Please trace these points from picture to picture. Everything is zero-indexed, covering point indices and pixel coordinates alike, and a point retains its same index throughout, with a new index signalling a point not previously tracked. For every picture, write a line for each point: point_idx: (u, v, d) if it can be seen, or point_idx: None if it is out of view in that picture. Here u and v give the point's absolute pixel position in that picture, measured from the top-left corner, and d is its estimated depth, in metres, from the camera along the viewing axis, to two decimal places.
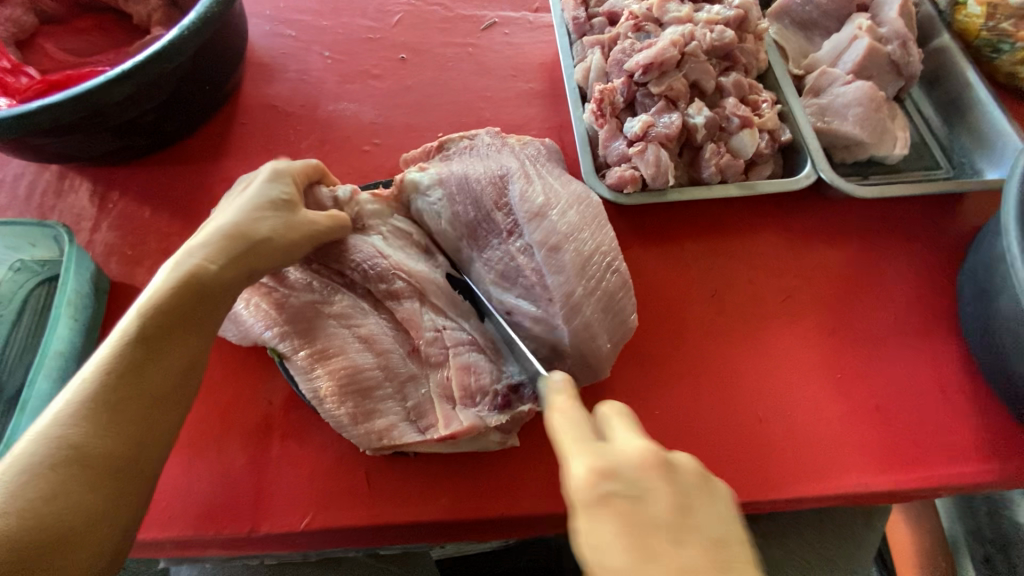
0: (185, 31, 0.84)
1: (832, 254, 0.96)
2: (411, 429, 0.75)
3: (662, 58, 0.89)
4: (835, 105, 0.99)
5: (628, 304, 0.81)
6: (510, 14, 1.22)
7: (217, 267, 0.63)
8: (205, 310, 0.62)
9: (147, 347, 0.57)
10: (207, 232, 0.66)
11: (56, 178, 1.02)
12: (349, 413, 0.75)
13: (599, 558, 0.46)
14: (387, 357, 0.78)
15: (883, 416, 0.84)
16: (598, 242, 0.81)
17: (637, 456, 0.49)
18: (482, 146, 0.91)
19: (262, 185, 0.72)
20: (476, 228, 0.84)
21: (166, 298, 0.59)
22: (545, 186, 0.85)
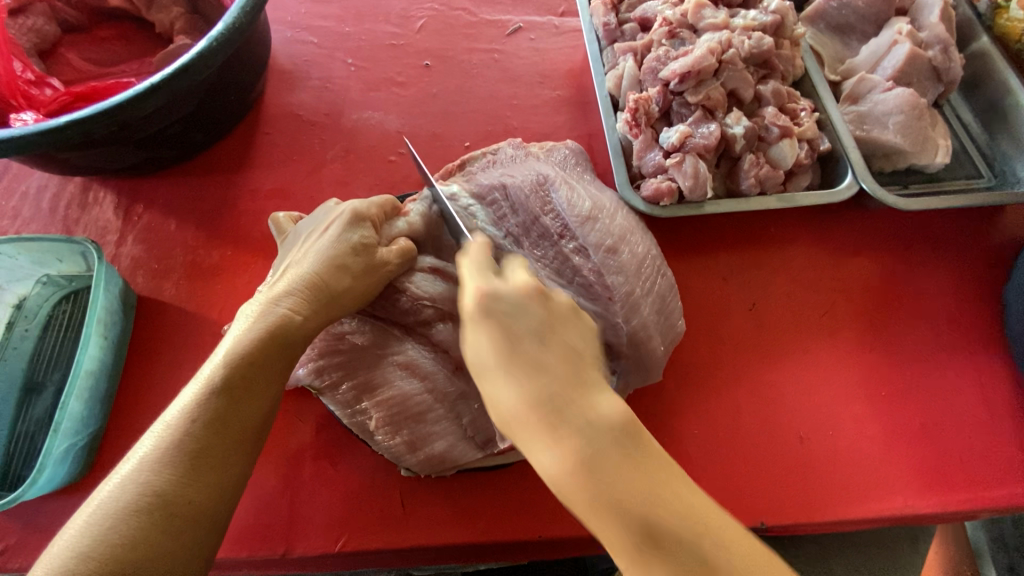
0: (213, 43, 0.82)
1: (872, 266, 0.93)
2: (470, 445, 0.74)
3: (700, 66, 0.87)
4: (875, 113, 0.96)
5: (677, 308, 0.80)
6: (535, 19, 1.19)
7: (293, 322, 0.65)
8: (282, 361, 0.64)
9: (227, 402, 0.58)
10: (286, 283, 0.68)
11: (81, 190, 1.00)
12: (404, 442, 0.73)
13: (475, 358, 0.53)
14: (432, 380, 0.76)
15: (928, 434, 0.82)
16: (647, 246, 0.81)
17: (517, 283, 0.55)
18: (506, 158, 0.90)
19: (345, 230, 0.73)
20: (528, 230, 0.82)
21: (245, 355, 0.61)
22: (589, 193, 0.84)
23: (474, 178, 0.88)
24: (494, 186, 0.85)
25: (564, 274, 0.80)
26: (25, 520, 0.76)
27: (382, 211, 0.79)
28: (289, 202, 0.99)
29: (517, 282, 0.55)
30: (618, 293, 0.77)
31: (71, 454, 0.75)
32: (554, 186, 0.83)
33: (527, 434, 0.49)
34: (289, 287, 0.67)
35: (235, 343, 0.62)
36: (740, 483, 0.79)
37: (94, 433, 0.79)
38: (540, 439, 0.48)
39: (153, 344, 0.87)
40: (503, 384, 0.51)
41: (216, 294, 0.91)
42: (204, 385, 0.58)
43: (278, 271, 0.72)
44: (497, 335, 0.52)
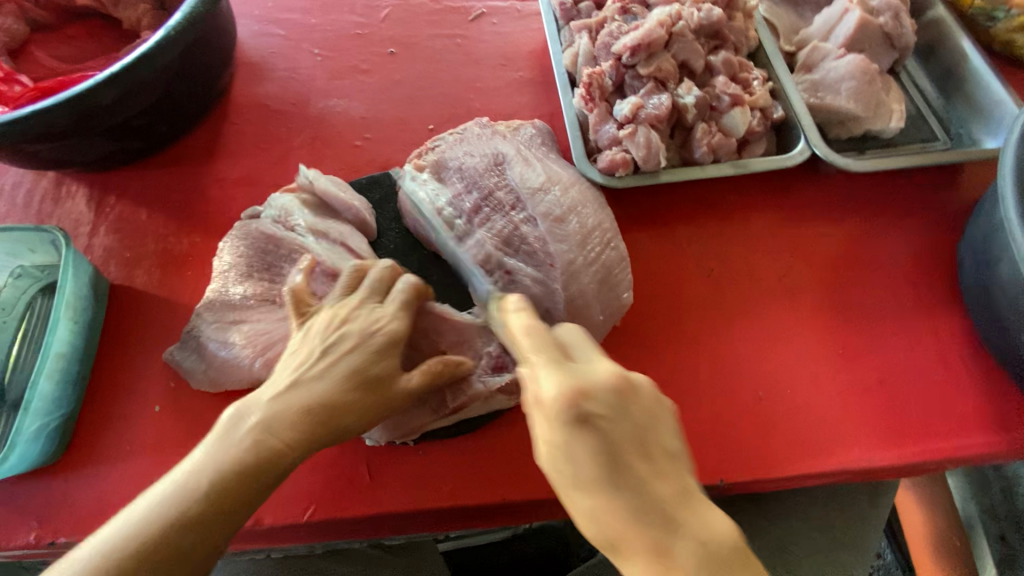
0: (171, 32, 0.85)
1: (830, 230, 0.95)
2: (424, 409, 0.76)
3: (649, 39, 0.88)
4: (828, 80, 0.98)
5: (623, 280, 0.81)
6: (497, 4, 1.21)
7: (302, 429, 0.61)
8: (265, 480, 0.59)
9: (215, 497, 0.56)
10: (321, 387, 0.62)
11: (54, 185, 1.03)
12: None
13: (552, 456, 0.54)
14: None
15: (885, 389, 0.84)
16: (598, 219, 0.83)
17: (605, 381, 0.55)
18: (474, 135, 0.92)
19: (398, 319, 0.67)
20: (481, 203, 0.83)
21: (257, 459, 0.59)
22: (545, 168, 0.86)
23: (442, 153, 0.90)
24: (451, 164, 0.89)
25: (509, 245, 0.81)
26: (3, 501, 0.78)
27: (355, 281, 0.72)
28: (257, 190, 1.01)
29: (606, 376, 0.55)
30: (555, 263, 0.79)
31: (45, 434, 0.78)
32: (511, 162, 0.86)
33: (578, 505, 0.54)
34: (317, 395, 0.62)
35: (230, 447, 0.59)
36: (700, 443, 0.80)
37: (70, 415, 0.81)
38: (597, 507, 0.53)
39: (125, 330, 0.89)
40: (587, 486, 0.54)
41: (187, 280, 0.93)
42: (201, 472, 0.57)
43: (292, 357, 0.65)
44: (586, 453, 0.52)
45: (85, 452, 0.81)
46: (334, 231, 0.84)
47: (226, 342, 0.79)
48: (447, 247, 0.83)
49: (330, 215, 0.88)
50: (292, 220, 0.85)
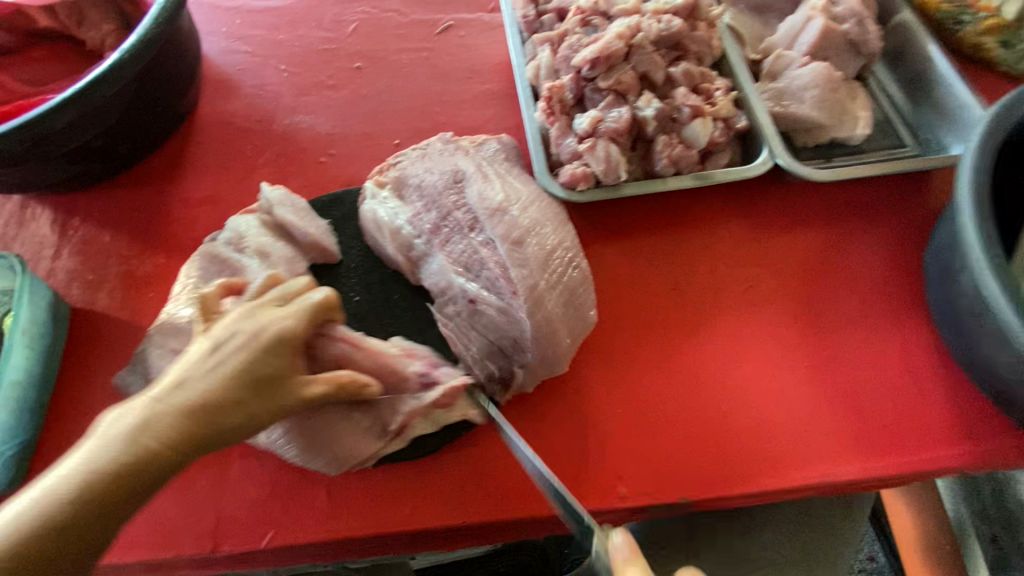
0: (125, 55, 0.84)
1: (796, 240, 0.94)
2: (369, 436, 0.75)
3: (608, 52, 0.88)
4: (793, 88, 0.97)
5: (588, 299, 0.82)
6: (465, 16, 1.21)
7: (178, 426, 0.58)
8: (148, 479, 0.57)
9: (95, 489, 0.55)
10: (200, 388, 0.60)
11: (18, 208, 1.02)
12: (302, 444, 0.74)
13: None
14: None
15: (851, 402, 0.83)
16: (559, 239, 0.82)
17: None
18: (435, 151, 0.91)
19: (295, 319, 0.65)
20: (440, 225, 0.84)
21: (134, 457, 0.56)
22: (505, 185, 0.85)
23: (403, 170, 0.90)
24: (410, 174, 0.89)
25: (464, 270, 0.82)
26: None
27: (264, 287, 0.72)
28: (221, 208, 1.01)
29: None
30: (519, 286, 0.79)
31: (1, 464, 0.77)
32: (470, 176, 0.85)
33: None
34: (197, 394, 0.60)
35: (105, 442, 0.56)
36: (664, 460, 0.79)
37: (28, 443, 0.81)
38: None
39: (86, 354, 0.89)
40: None
41: (150, 301, 0.93)
42: (83, 466, 0.55)
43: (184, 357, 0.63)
44: None
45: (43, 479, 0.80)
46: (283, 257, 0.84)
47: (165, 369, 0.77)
48: (413, 271, 0.85)
49: (284, 238, 0.87)
50: (244, 242, 0.85)
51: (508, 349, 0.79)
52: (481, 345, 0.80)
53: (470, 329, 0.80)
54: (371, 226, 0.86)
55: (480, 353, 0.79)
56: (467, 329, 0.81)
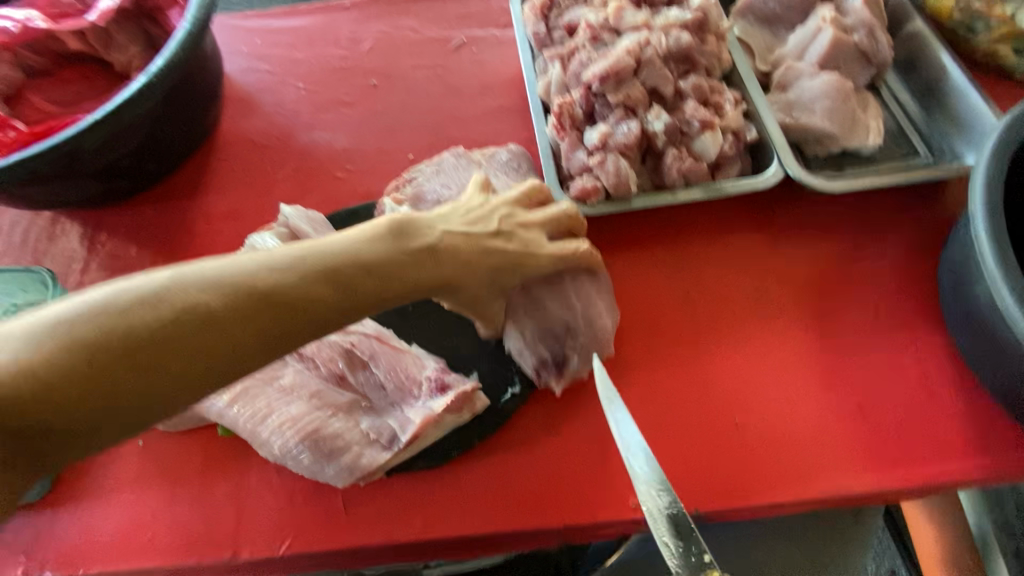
0: (153, 77, 0.88)
1: (807, 250, 0.94)
2: (376, 448, 0.76)
3: (617, 68, 0.89)
4: (803, 100, 0.98)
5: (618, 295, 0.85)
6: (477, 33, 1.23)
7: (304, 289, 0.61)
8: (265, 322, 0.59)
9: (195, 312, 0.55)
10: (359, 255, 0.65)
11: (50, 223, 1.07)
12: (314, 456, 0.74)
13: None
14: (320, 396, 0.78)
15: (865, 414, 0.82)
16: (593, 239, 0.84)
17: None
18: (450, 165, 0.94)
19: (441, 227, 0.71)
20: None
21: (263, 305, 0.58)
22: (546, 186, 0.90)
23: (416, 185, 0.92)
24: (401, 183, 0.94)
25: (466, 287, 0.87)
26: None
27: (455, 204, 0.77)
28: (242, 223, 1.04)
29: None
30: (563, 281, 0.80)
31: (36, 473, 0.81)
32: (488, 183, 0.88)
33: None
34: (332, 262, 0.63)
35: (225, 272, 0.58)
36: (676, 472, 0.80)
37: None
38: None
39: None
40: None
41: None
42: (176, 288, 0.55)
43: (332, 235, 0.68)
44: None
45: (72, 486, 0.83)
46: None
47: None
48: None
49: None
50: None
51: (562, 335, 0.80)
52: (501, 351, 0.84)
53: (486, 343, 0.85)
54: None
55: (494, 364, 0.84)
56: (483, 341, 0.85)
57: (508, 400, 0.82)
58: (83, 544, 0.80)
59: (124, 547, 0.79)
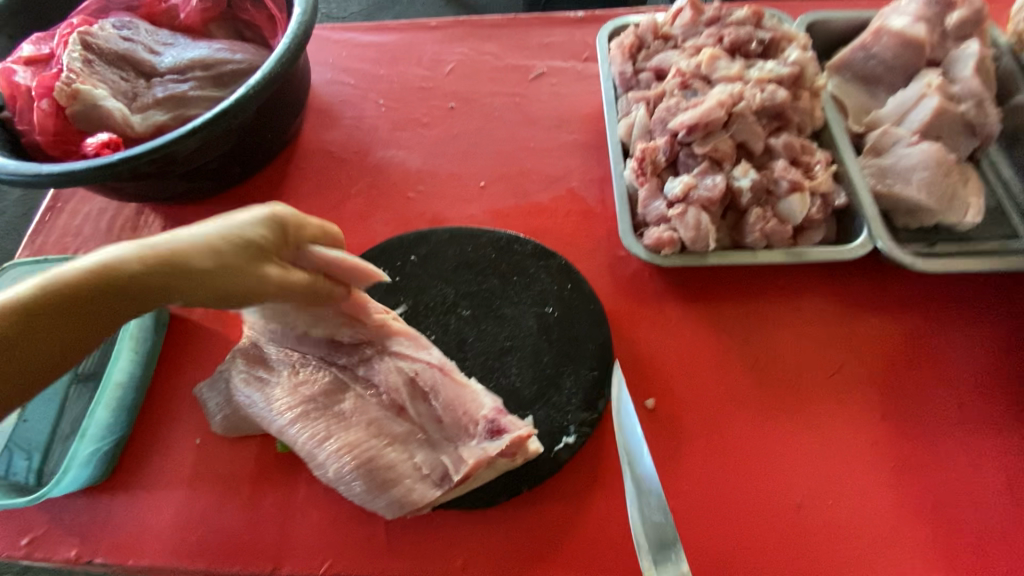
0: (251, 90, 0.91)
1: (889, 327, 0.89)
2: (426, 483, 0.75)
3: (707, 119, 0.87)
4: (898, 167, 0.93)
5: None
6: (559, 64, 1.23)
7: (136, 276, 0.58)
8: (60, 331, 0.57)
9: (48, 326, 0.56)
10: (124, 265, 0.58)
11: (134, 213, 1.12)
12: (366, 485, 0.74)
13: None
14: (378, 425, 0.78)
15: (940, 512, 0.77)
16: None
17: None
18: None
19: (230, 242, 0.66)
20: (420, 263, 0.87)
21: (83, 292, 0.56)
22: None
23: None
24: (224, 70, 1.03)
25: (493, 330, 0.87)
26: (56, 515, 0.84)
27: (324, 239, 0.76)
28: None
29: None
30: (155, 42, 1.05)
31: (95, 459, 0.83)
32: (100, 52, 1.00)
33: None
34: (46, 287, 0.56)
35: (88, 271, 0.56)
36: (729, 547, 0.76)
37: (121, 439, 0.87)
38: None
39: (177, 359, 0.95)
40: None
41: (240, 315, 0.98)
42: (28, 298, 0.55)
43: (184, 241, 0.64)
44: None
45: (131, 476, 0.86)
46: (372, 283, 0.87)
47: (248, 394, 0.81)
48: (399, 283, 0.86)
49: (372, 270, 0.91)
50: None
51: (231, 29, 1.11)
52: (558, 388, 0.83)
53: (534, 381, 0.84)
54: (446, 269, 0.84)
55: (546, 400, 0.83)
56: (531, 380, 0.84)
57: (560, 449, 0.80)
58: (135, 534, 0.82)
59: (173, 544, 0.81)
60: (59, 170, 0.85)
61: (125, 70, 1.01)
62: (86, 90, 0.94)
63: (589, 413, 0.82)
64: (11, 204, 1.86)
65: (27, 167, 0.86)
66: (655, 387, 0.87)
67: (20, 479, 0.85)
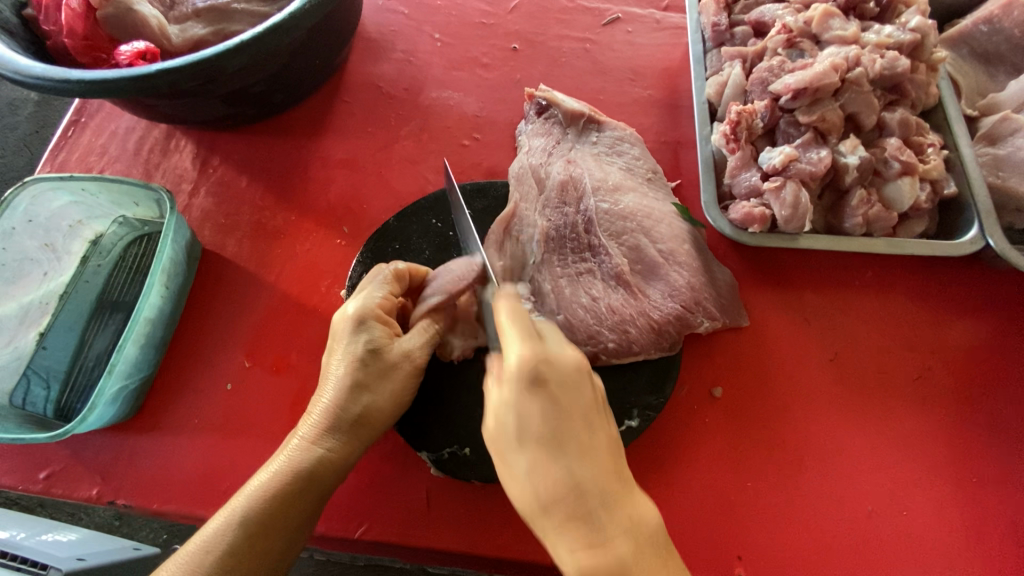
0: (308, 5, 0.81)
1: (980, 333, 0.82)
2: (654, 346, 0.76)
3: (819, 83, 0.77)
4: (1016, 159, 0.84)
5: (529, 149, 0.91)
6: (635, 11, 1.12)
7: (279, 488, 0.62)
8: (301, 507, 0.63)
9: (255, 555, 0.60)
10: (332, 419, 0.65)
11: (165, 136, 1.03)
12: (609, 345, 0.76)
13: None
14: (593, 300, 0.78)
15: (1019, 536, 0.72)
16: (591, 175, 0.86)
17: None
18: (566, 143, 0.91)
19: (356, 338, 0.67)
20: (543, 184, 0.86)
21: (300, 484, 0.63)
22: (567, 167, 0.87)
23: (568, 158, 0.89)
24: None
25: (586, 251, 0.81)
26: (75, 451, 0.79)
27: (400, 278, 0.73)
28: (358, 174, 0.98)
29: None
30: None
31: (122, 397, 0.77)
32: None
33: None
34: (256, 500, 0.61)
35: (184, 560, 0.58)
36: (790, 553, 0.71)
37: (147, 377, 0.81)
38: None
39: (210, 299, 0.88)
40: None
41: (278, 257, 0.91)
42: (235, 515, 0.60)
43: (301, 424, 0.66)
44: None
45: (157, 417, 0.81)
46: (520, 202, 0.84)
47: (581, 298, 0.78)
48: (548, 190, 0.85)
49: (568, 168, 0.86)
50: (580, 188, 0.84)
51: None
52: (643, 326, 0.77)
53: (610, 317, 0.77)
54: (537, 195, 0.85)
55: (619, 341, 0.76)
56: (608, 313, 0.77)
57: (622, 433, 0.74)
58: (162, 480, 0.78)
59: (200, 493, 0.77)
60: (91, 78, 0.75)
61: None
62: None
63: (654, 397, 0.76)
64: (25, 119, 1.75)
65: (53, 71, 0.75)
66: (723, 375, 0.80)
67: (37, 410, 0.81)
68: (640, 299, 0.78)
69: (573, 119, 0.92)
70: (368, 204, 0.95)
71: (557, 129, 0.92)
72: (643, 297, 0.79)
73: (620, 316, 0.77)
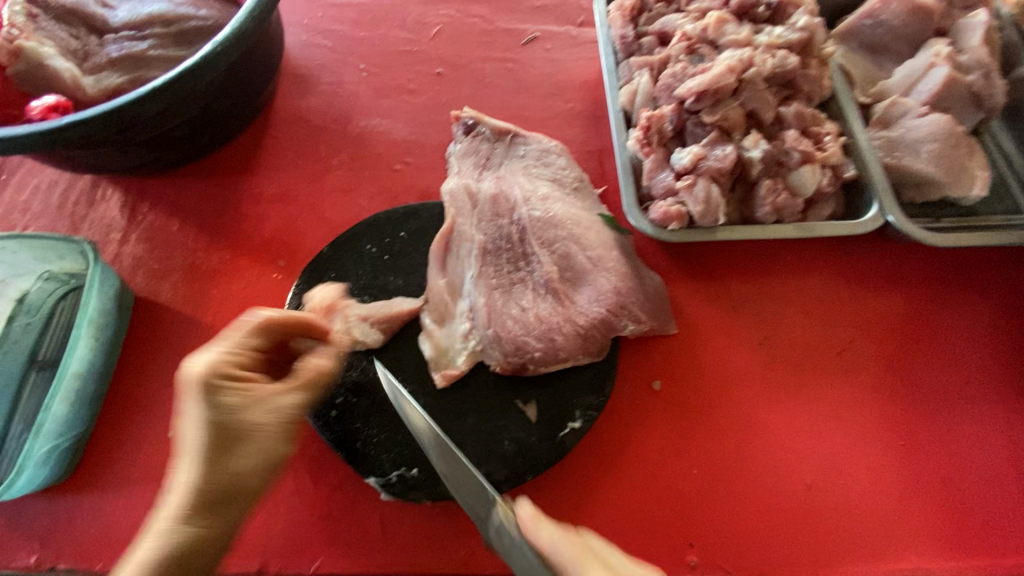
0: (218, 48, 0.80)
1: (893, 302, 0.88)
2: (587, 353, 0.79)
3: (718, 85, 0.82)
4: (907, 139, 0.90)
5: (461, 164, 0.94)
6: (553, 29, 1.16)
7: (200, 527, 0.58)
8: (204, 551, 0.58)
9: None
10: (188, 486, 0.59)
11: (90, 186, 1.01)
12: (542, 352, 0.78)
13: None
14: (529, 309, 0.80)
15: (948, 490, 0.76)
16: (522, 186, 0.89)
17: None
18: (495, 159, 0.94)
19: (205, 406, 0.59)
20: (475, 199, 0.88)
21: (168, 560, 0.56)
22: (500, 181, 0.90)
23: (497, 172, 0.92)
24: (187, 26, 0.91)
25: (521, 261, 0.84)
26: (12, 519, 0.76)
27: None
28: (291, 208, 0.98)
29: None
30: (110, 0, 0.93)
31: (53, 458, 0.75)
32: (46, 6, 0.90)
33: None
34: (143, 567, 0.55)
35: None
36: (739, 534, 0.73)
37: (83, 433, 0.79)
38: None
39: (148, 347, 0.87)
40: None
41: (213, 297, 0.91)
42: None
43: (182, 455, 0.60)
44: None
45: (97, 474, 0.79)
46: (456, 217, 0.86)
47: (517, 308, 0.80)
48: (482, 204, 0.87)
49: (499, 184, 0.89)
50: (511, 201, 0.87)
51: None
52: (570, 332, 0.79)
53: (539, 326, 0.79)
54: (470, 210, 0.87)
55: (546, 349, 0.78)
56: (537, 323, 0.79)
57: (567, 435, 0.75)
58: (105, 537, 0.75)
59: None
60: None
61: (76, 26, 0.91)
62: (31, 47, 0.85)
63: (595, 396, 0.78)
64: None
65: None
66: (660, 369, 0.83)
67: None
68: (567, 307, 0.81)
69: (500, 133, 0.95)
70: (304, 236, 0.96)
71: (485, 146, 0.95)
72: (571, 304, 0.81)
73: (546, 324, 0.79)
